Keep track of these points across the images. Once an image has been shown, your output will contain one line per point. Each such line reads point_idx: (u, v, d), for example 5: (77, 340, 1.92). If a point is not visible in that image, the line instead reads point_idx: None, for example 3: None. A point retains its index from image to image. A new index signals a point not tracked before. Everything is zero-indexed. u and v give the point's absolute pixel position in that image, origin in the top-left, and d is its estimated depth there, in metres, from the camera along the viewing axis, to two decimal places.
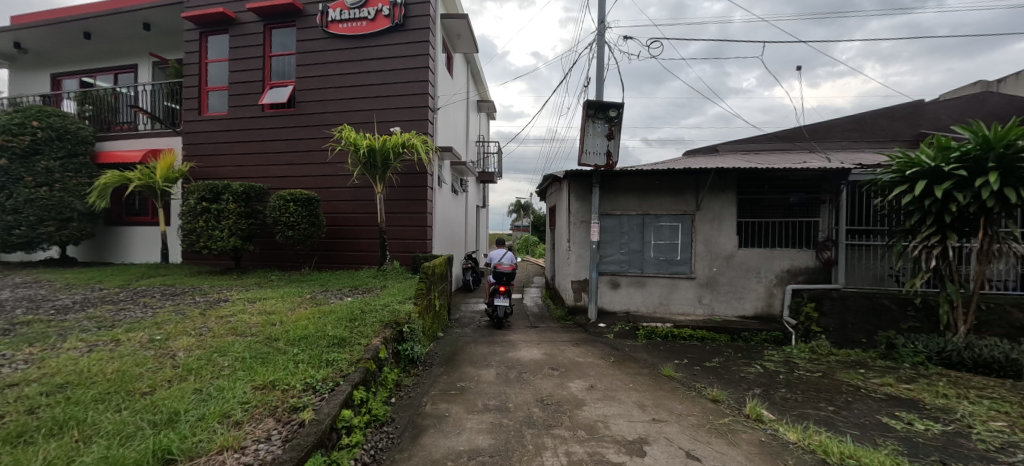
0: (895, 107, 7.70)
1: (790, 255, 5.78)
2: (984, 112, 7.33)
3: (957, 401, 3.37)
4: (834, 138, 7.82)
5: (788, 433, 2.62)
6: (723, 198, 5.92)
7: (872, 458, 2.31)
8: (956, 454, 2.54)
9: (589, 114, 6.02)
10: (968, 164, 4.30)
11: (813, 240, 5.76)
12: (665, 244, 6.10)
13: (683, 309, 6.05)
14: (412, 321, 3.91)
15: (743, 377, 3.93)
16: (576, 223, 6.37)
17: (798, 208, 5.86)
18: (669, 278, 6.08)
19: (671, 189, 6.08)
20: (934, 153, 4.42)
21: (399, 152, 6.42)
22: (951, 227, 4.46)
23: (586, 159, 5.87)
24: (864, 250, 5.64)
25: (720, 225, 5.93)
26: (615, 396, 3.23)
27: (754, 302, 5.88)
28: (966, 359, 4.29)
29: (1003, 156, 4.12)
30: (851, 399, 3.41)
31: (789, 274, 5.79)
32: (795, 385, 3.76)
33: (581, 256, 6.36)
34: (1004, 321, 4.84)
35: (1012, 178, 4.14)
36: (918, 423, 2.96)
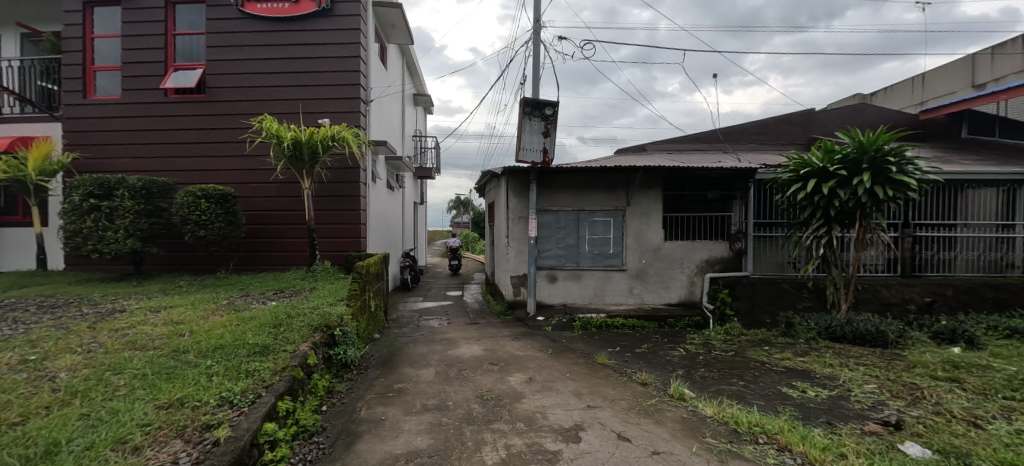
0: (793, 114, 8.71)
1: (708, 247, 6.32)
2: (861, 120, 8.54)
3: (841, 369, 3.90)
4: (744, 141, 8.67)
5: (706, 408, 2.88)
6: (650, 194, 6.33)
7: (773, 425, 2.57)
8: (840, 415, 2.94)
9: (525, 112, 6.10)
10: (848, 165, 4.97)
11: (727, 232, 6.34)
12: (599, 238, 6.38)
13: (616, 300, 6.38)
14: (344, 324, 3.73)
15: (669, 360, 4.24)
16: (514, 220, 6.45)
17: (715, 203, 6.38)
18: (603, 271, 6.37)
19: (604, 186, 6.36)
20: (822, 155, 5.09)
21: (328, 145, 6.02)
22: (836, 219, 5.13)
23: (523, 156, 5.95)
24: (768, 240, 6.31)
25: (648, 219, 6.32)
26: (553, 387, 3.33)
27: (678, 290, 6.36)
28: (847, 333, 4.96)
29: (874, 158, 4.82)
30: (758, 373, 3.82)
31: (707, 264, 6.32)
32: (712, 364, 4.12)
33: (520, 252, 6.46)
34: (876, 298, 5.70)
35: (881, 178, 4.85)
36: (810, 391, 3.39)
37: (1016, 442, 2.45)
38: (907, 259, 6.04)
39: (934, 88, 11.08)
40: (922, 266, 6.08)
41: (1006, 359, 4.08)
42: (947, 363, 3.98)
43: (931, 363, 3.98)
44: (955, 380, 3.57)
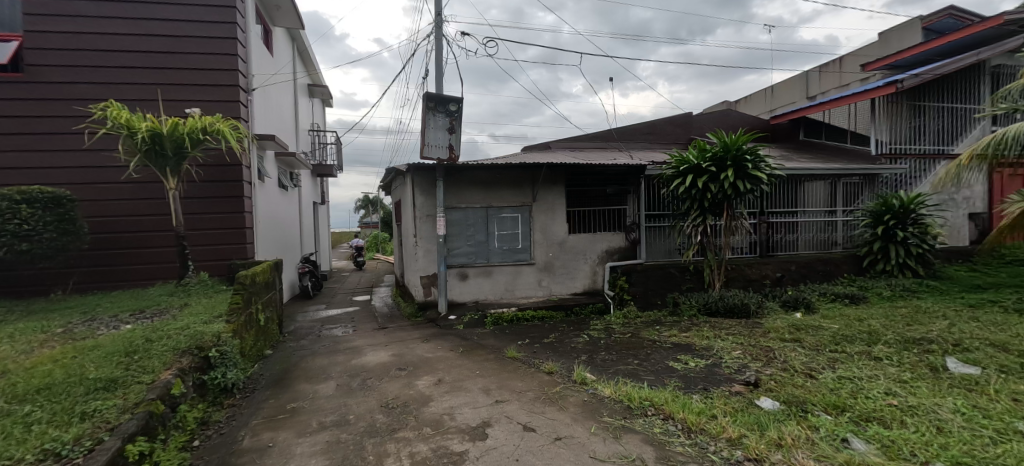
0: (675, 116, 9.75)
1: (608, 238, 6.79)
2: (727, 124, 9.87)
3: (715, 340, 4.48)
4: (636, 140, 9.48)
5: (604, 389, 3.09)
6: (555, 190, 6.59)
7: (659, 397, 2.85)
8: (713, 380, 3.37)
9: (429, 107, 5.95)
10: (717, 162, 5.70)
11: (623, 224, 6.86)
12: (507, 234, 6.49)
13: (526, 293, 6.56)
14: (222, 344, 3.28)
15: (574, 347, 4.48)
16: (421, 218, 6.26)
17: (613, 198, 6.87)
18: (512, 266, 6.50)
19: (511, 182, 6.48)
20: (697, 153, 5.78)
21: (199, 139, 5.21)
22: (709, 210, 5.87)
23: (428, 152, 5.80)
24: (658, 230, 6.99)
25: (553, 214, 6.59)
26: (462, 386, 3.30)
27: (582, 280, 6.73)
28: (720, 308, 5.72)
29: (736, 156, 5.60)
30: (650, 351, 4.22)
31: (607, 254, 6.79)
32: (611, 347, 4.45)
33: (429, 251, 6.30)
34: (741, 276, 6.66)
35: (742, 173, 5.64)
36: (692, 362, 3.83)
37: (837, 386, 3.04)
38: (764, 241, 7.15)
39: (781, 99, 13.26)
40: (775, 247, 7.24)
41: (832, 319, 5.04)
42: (792, 326, 4.80)
43: (781, 328, 4.76)
44: (797, 340, 4.32)
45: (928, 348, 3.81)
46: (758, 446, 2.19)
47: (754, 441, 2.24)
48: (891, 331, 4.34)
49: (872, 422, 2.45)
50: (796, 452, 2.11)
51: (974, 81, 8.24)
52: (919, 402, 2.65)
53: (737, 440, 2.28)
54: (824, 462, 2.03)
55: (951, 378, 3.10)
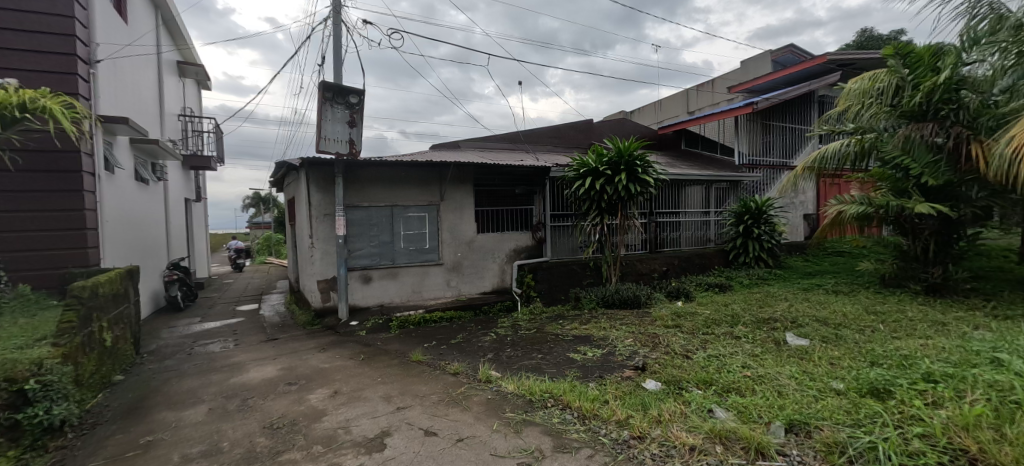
0: (577, 121, 10.34)
1: (515, 237, 6.94)
2: (623, 131, 10.77)
3: (610, 330, 4.85)
4: (543, 142, 9.86)
5: (508, 385, 3.15)
6: (463, 189, 6.55)
7: (558, 388, 2.99)
8: (607, 367, 3.63)
9: (325, 97, 5.48)
10: (612, 166, 6.18)
11: (530, 224, 7.07)
12: (414, 234, 6.28)
13: (434, 294, 6.42)
14: (47, 373, 2.64)
15: (480, 346, 4.50)
16: (318, 217, 5.76)
17: (521, 198, 7.05)
18: (419, 266, 6.31)
19: (418, 180, 6.28)
20: (595, 157, 6.20)
21: (14, 117, 4.08)
22: (607, 210, 6.33)
23: (325, 146, 5.35)
24: (562, 229, 7.34)
25: (461, 213, 6.55)
26: (361, 396, 3.10)
27: (491, 278, 6.79)
28: (616, 300, 6.21)
29: (628, 161, 6.12)
30: (553, 345, 4.42)
31: (515, 253, 6.93)
32: (517, 343, 4.56)
33: (327, 253, 5.83)
34: (634, 270, 7.32)
35: (634, 176, 6.17)
36: (589, 352, 4.10)
37: (706, 363, 3.49)
38: (653, 239, 7.93)
39: (666, 112, 14.86)
40: (661, 243, 8.07)
41: (706, 306, 5.77)
42: (674, 314, 5.40)
43: (665, 316, 5.32)
44: (677, 326, 4.86)
45: (774, 326, 4.57)
46: (642, 425, 2.41)
47: (638, 420, 2.45)
48: (749, 313, 5.12)
49: (731, 392, 2.86)
50: (673, 426, 2.36)
51: (806, 107, 10.09)
52: (765, 372, 3.16)
53: (625, 421, 2.49)
54: (694, 432, 2.30)
55: (789, 350, 3.76)
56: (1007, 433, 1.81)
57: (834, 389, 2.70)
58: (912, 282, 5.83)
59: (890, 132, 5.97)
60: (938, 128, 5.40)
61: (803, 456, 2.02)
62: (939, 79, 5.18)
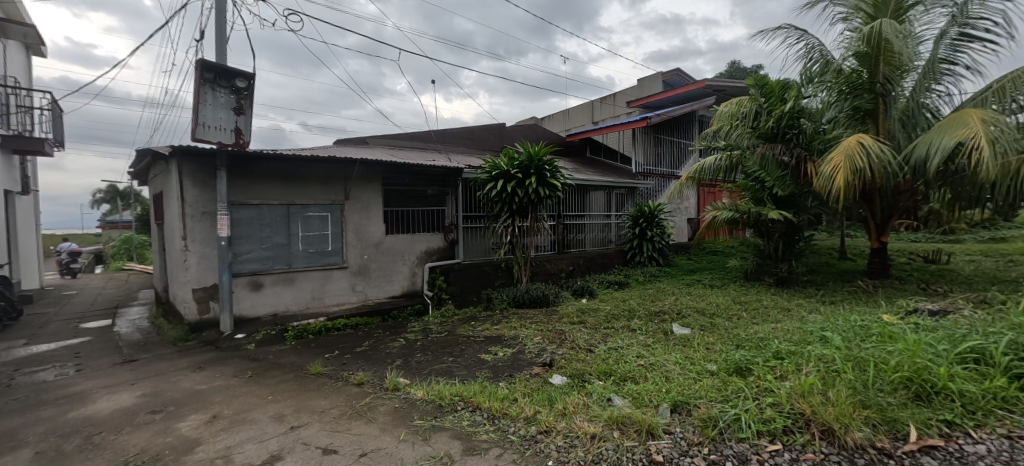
0: (490, 124, 10.48)
1: (427, 238, 6.77)
2: (533, 136, 11.18)
3: (521, 329, 4.98)
4: (455, 143, 9.78)
5: (417, 391, 3.05)
6: (371, 188, 6.21)
7: (469, 390, 2.98)
8: (517, 366, 3.73)
9: (204, 78, 4.78)
10: (523, 169, 6.35)
11: (442, 225, 6.96)
12: (314, 235, 5.79)
13: (337, 300, 5.98)
14: None
15: (388, 353, 4.30)
16: (195, 216, 5.01)
17: (433, 198, 6.90)
18: (320, 270, 5.83)
19: (319, 177, 5.81)
20: (507, 160, 6.32)
21: None
22: (517, 212, 6.49)
23: (204, 134, 4.66)
24: (474, 230, 7.34)
25: (368, 213, 6.20)
26: (247, 418, 2.77)
27: (401, 282, 6.53)
28: (526, 299, 6.39)
29: (538, 166, 6.34)
30: (464, 347, 4.40)
31: (426, 255, 6.76)
32: (427, 348, 4.45)
33: (206, 256, 5.10)
34: (543, 270, 7.62)
35: (543, 180, 6.41)
36: (500, 352, 4.15)
37: (606, 355, 3.76)
38: (560, 240, 8.33)
39: (573, 120, 15.76)
40: (569, 244, 8.51)
41: (608, 302, 6.23)
42: (579, 311, 5.74)
43: (571, 313, 5.62)
44: (582, 322, 5.17)
45: (663, 318, 5.10)
46: (548, 419, 2.50)
47: (545, 415, 2.55)
48: (643, 307, 5.65)
49: (627, 381, 3.12)
50: (576, 417, 2.50)
51: (687, 125, 11.54)
52: (655, 360, 3.51)
53: (532, 417, 2.57)
54: (595, 421, 2.46)
55: (674, 339, 4.22)
56: (831, 396, 2.23)
57: (708, 371, 3.09)
58: (767, 276, 6.95)
59: (751, 150, 6.96)
60: (786, 148, 6.48)
61: (684, 432, 2.27)
62: (786, 108, 6.25)
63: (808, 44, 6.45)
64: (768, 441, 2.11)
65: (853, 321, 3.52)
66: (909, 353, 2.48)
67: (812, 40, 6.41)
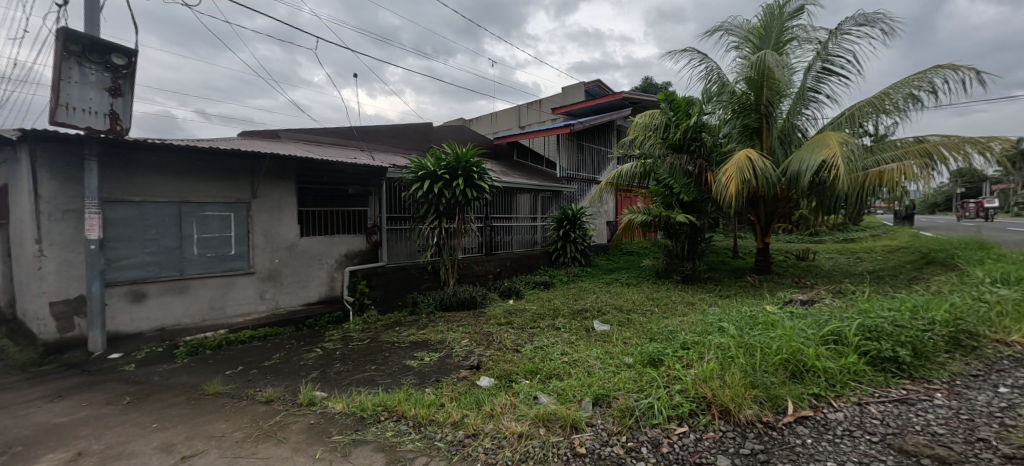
0: (416, 123, 10.22)
1: (347, 241, 6.38)
2: (461, 138, 11.12)
3: (448, 333, 4.90)
4: (379, 141, 9.37)
5: (335, 405, 2.85)
6: (282, 186, 5.70)
7: (393, 399, 2.85)
8: (444, 370, 3.66)
9: (66, 51, 3.99)
10: (450, 171, 6.27)
11: (364, 226, 6.60)
12: (213, 238, 5.16)
13: (242, 309, 5.39)
14: None
15: (302, 365, 3.97)
16: (53, 215, 4.20)
17: (354, 198, 6.52)
18: (220, 277, 5.21)
19: (219, 173, 5.19)
20: (434, 161, 6.20)
21: None
22: (444, 214, 6.39)
23: (67, 117, 3.94)
24: (399, 232, 7.07)
25: (280, 213, 5.67)
26: (124, 452, 2.37)
27: (317, 288, 6.07)
28: (454, 302, 6.30)
29: (465, 167, 6.29)
30: (388, 354, 4.21)
31: (346, 258, 6.36)
32: (347, 357, 4.18)
33: (69, 263, 4.29)
34: (470, 272, 7.59)
35: (470, 182, 6.37)
36: (426, 357, 4.04)
37: (533, 355, 3.85)
38: (488, 242, 8.36)
39: (500, 124, 15.95)
40: (496, 246, 8.57)
41: (534, 302, 6.38)
42: (506, 312, 5.80)
43: (498, 314, 5.66)
44: (509, 323, 5.23)
45: (585, 315, 5.36)
46: (476, 422, 2.49)
47: (473, 419, 2.53)
48: (567, 306, 5.88)
49: (552, 378, 3.22)
50: (503, 418, 2.51)
51: (606, 133, 12.25)
52: (578, 356, 3.66)
53: (460, 421, 2.53)
54: (521, 420, 2.49)
55: (595, 335, 4.45)
56: (727, 378, 2.50)
57: (625, 364, 3.30)
58: (675, 274, 7.62)
59: (662, 160, 7.52)
60: (690, 159, 7.32)
61: (605, 424, 2.40)
62: (690, 122, 6.90)
63: (708, 67, 7.22)
64: (677, 425, 2.31)
65: (745, 312, 3.99)
66: (786, 338, 2.87)
67: (710, 64, 7.20)
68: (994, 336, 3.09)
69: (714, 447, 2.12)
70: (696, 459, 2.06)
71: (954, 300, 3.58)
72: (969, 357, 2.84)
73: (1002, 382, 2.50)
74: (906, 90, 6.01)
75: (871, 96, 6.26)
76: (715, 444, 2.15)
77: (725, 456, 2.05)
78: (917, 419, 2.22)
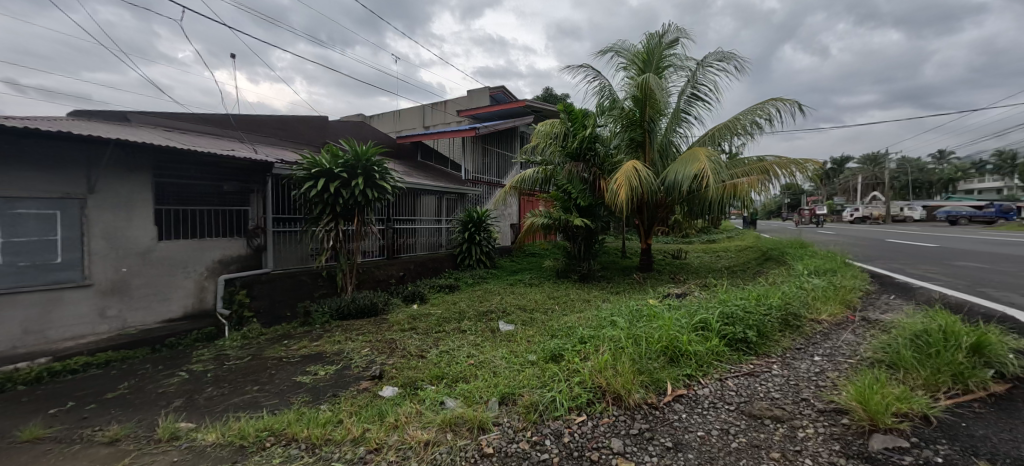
0: (309, 116, 9.41)
1: (221, 246, 5.57)
2: (360, 135, 10.51)
3: (345, 343, 4.57)
4: (262, 133, 8.38)
5: (207, 436, 2.49)
6: (132, 180, 4.78)
7: (281, 421, 2.58)
8: (342, 383, 3.41)
9: None
10: (348, 169, 5.86)
11: (244, 228, 5.84)
12: (30, 242, 4.13)
13: (74, 331, 4.37)
14: None
15: (162, 393, 3.37)
16: None
17: (231, 197, 5.74)
18: (41, 291, 4.17)
19: (40, 161, 4.18)
20: (330, 158, 5.76)
21: None
22: (341, 215, 5.95)
23: None
24: (288, 235, 6.40)
25: (130, 213, 4.75)
26: None
27: (181, 301, 5.18)
28: (352, 310, 5.89)
29: (366, 166, 5.92)
30: (274, 371, 3.78)
31: (220, 265, 5.55)
32: (222, 379, 3.66)
33: None
34: (370, 277, 7.19)
35: (371, 182, 6.02)
36: (321, 371, 3.71)
37: (439, 359, 3.79)
38: (390, 245, 8.00)
39: (404, 123, 15.44)
40: (399, 249, 8.26)
41: (439, 306, 6.29)
42: (410, 317, 5.61)
43: (402, 320, 5.44)
44: (413, 328, 5.07)
45: (491, 317, 5.44)
46: (378, 435, 2.37)
47: (375, 433, 2.40)
48: (472, 308, 5.91)
49: (459, 381, 3.21)
50: (408, 427, 2.43)
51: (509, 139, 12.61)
52: (485, 357, 3.70)
53: (360, 437, 2.39)
54: (427, 427, 2.44)
55: (500, 335, 4.54)
56: (618, 366, 2.76)
57: (529, 361, 3.44)
58: (573, 273, 8.16)
59: (561, 167, 8.03)
60: (585, 167, 7.73)
61: (511, 421, 2.46)
62: (586, 133, 7.43)
63: (601, 83, 7.87)
64: (576, 414, 2.47)
65: (633, 306, 4.44)
66: (666, 327, 3.26)
67: (603, 81, 7.86)
68: (811, 316, 3.88)
69: (608, 431, 2.31)
70: (593, 444, 2.22)
71: (785, 289, 4.42)
72: (795, 334, 3.53)
73: (816, 352, 3.15)
74: (752, 117, 7.24)
75: (727, 120, 7.42)
76: (609, 428, 2.34)
77: (618, 438, 2.25)
78: (761, 387, 2.68)
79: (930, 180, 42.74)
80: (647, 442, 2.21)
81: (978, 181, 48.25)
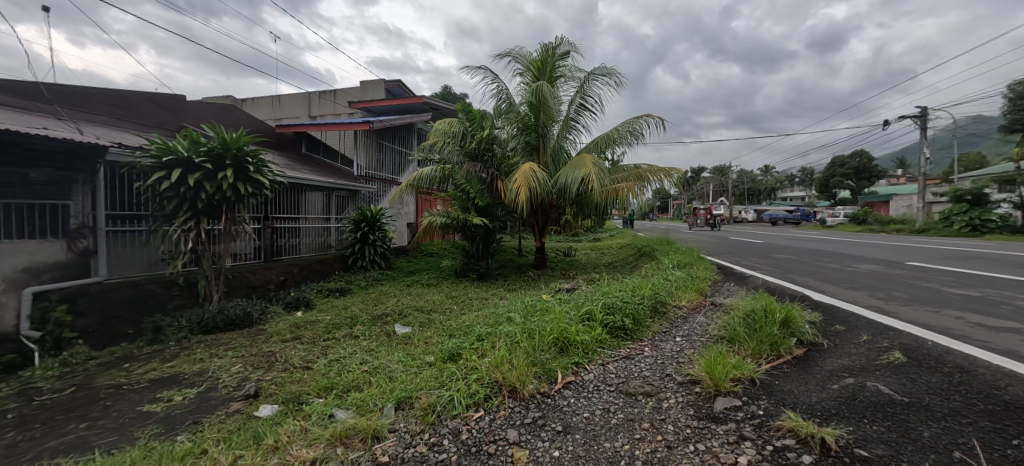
0: (157, 94, 7.97)
1: (27, 250, 4.39)
2: (229, 121, 9.20)
3: (210, 361, 3.96)
4: (90, 109, 6.77)
5: None
6: None
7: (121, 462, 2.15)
8: (206, 407, 2.96)
9: None
10: (213, 159, 5.07)
11: (62, 228, 4.70)
12: None
13: None
14: None
15: None
16: None
17: (42, 188, 4.55)
18: None
19: None
20: (188, 145, 4.94)
21: None
22: (204, 212, 5.13)
23: None
24: (127, 236, 5.33)
25: None
26: None
27: None
28: (219, 322, 5.11)
29: (236, 156, 5.18)
30: (111, 402, 3.12)
31: (26, 276, 4.37)
32: (31, 420, 2.89)
33: None
34: (243, 284, 6.33)
35: (243, 174, 5.28)
36: (176, 396, 3.16)
37: (327, 369, 3.51)
38: (267, 246, 7.09)
39: (284, 110, 13.91)
40: (278, 251, 7.42)
41: (326, 312, 5.80)
42: (293, 326, 5.08)
43: (283, 330, 4.91)
44: (296, 338, 4.62)
45: (386, 320, 5.21)
46: (254, 461, 2.12)
47: (249, 459, 2.14)
48: (366, 312, 5.58)
49: (351, 390, 3.02)
50: (291, 447, 2.22)
51: (405, 135, 12.18)
52: (379, 363, 3.54)
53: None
54: (314, 444, 2.25)
55: (396, 339, 4.39)
56: (513, 361, 2.88)
57: (427, 363, 3.39)
58: (472, 272, 8.24)
59: (459, 166, 8.03)
60: (483, 167, 7.90)
61: (407, 425, 2.41)
62: (482, 134, 7.53)
63: (498, 87, 8.07)
64: (472, 411, 2.52)
65: (527, 302, 4.66)
66: (556, 320, 3.50)
67: (500, 84, 8.07)
68: (674, 302, 4.51)
69: (504, 423, 2.40)
70: (490, 437, 2.28)
71: (655, 281, 5.06)
72: (662, 319, 4.07)
73: (678, 334, 3.67)
74: (630, 128, 8.11)
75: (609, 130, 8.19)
76: (504, 420, 2.43)
77: (512, 428, 2.35)
78: (635, 368, 3.04)
79: (760, 189, 52.54)
80: (540, 429, 2.34)
81: (791, 191, 60.72)
